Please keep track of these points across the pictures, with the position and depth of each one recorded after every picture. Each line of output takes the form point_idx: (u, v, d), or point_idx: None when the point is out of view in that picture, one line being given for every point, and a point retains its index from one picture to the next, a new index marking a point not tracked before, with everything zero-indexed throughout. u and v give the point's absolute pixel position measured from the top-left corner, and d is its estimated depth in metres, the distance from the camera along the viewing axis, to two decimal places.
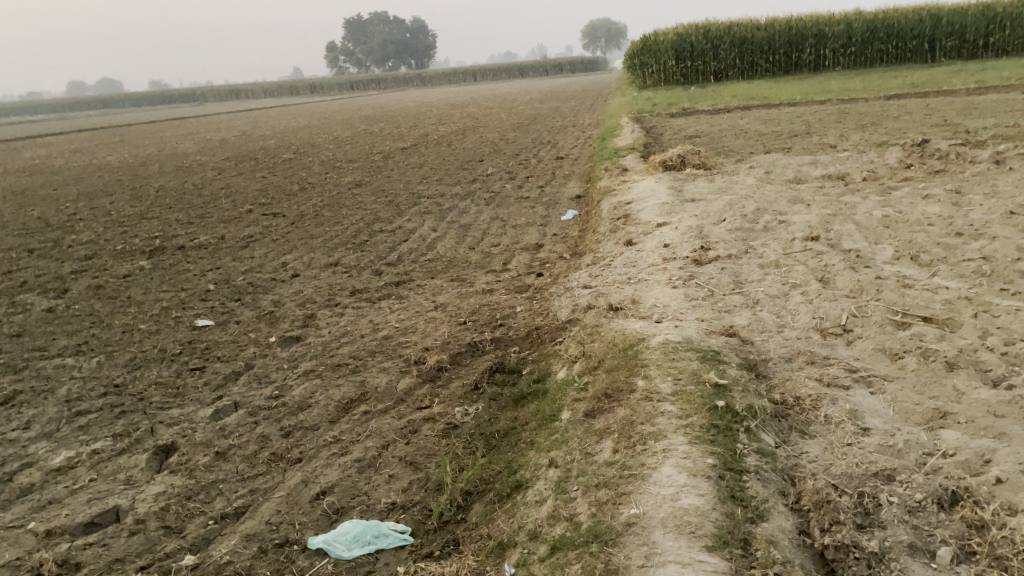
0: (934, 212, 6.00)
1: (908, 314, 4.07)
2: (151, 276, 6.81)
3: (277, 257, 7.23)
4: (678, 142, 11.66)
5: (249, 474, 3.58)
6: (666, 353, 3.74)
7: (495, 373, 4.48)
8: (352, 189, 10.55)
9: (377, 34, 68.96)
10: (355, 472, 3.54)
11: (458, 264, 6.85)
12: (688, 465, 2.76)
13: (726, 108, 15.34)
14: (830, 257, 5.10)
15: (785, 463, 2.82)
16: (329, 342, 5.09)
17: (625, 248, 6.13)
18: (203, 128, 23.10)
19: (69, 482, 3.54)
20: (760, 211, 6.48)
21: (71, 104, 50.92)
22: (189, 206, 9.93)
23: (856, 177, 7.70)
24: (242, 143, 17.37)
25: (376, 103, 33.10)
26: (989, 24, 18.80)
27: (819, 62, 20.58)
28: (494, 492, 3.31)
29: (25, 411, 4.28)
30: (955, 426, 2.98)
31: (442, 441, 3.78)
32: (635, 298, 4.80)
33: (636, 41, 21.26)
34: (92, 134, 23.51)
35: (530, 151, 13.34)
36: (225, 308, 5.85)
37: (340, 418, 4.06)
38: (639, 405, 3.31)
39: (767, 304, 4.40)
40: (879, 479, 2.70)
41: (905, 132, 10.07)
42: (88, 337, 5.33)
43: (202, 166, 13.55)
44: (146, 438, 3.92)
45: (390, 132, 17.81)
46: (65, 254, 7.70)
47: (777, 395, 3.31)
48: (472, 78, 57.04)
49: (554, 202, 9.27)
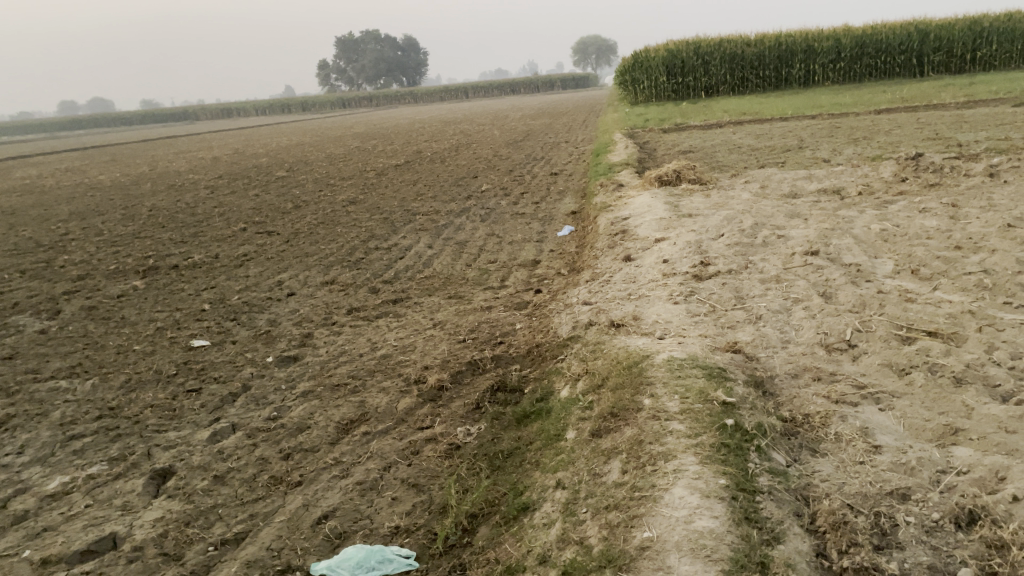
0: (932, 225, 6.00)
1: (913, 328, 4.04)
2: (146, 296, 6.75)
3: (272, 276, 7.18)
4: (671, 157, 11.70)
5: (249, 499, 3.51)
6: (671, 370, 3.70)
7: (497, 392, 4.42)
8: (347, 206, 10.54)
9: (369, 53, 69.32)
10: (358, 495, 3.47)
11: (455, 281, 6.82)
12: (700, 486, 2.71)
13: (718, 123, 15.41)
14: (831, 272, 5.08)
15: (798, 482, 2.78)
16: (327, 361, 5.02)
17: (624, 264, 6.10)
18: (194, 147, 23.01)
19: (64, 509, 3.47)
20: (757, 225, 6.48)
21: (59, 123, 50.72)
22: (182, 225, 9.87)
23: (852, 191, 7.71)
24: (235, 162, 17.35)
25: (369, 120, 33.23)
26: (976, 39, 19.06)
27: (809, 78, 20.73)
28: (500, 514, 3.24)
29: (19, 435, 4.20)
30: (967, 443, 2.94)
31: (444, 462, 3.72)
32: (636, 314, 4.77)
33: (626, 58, 21.37)
34: (83, 153, 23.43)
35: (524, 167, 13.34)
36: (220, 328, 5.80)
37: (340, 439, 4.00)
38: (646, 425, 3.26)
39: (770, 320, 4.36)
40: (895, 498, 2.66)
41: (898, 147, 10.11)
42: (82, 358, 5.26)
43: (194, 185, 13.50)
44: (142, 462, 3.85)
45: (383, 149, 17.83)
46: (57, 275, 7.61)
47: (784, 412, 3.28)
48: (464, 95, 57.31)
49: (550, 217, 9.27)
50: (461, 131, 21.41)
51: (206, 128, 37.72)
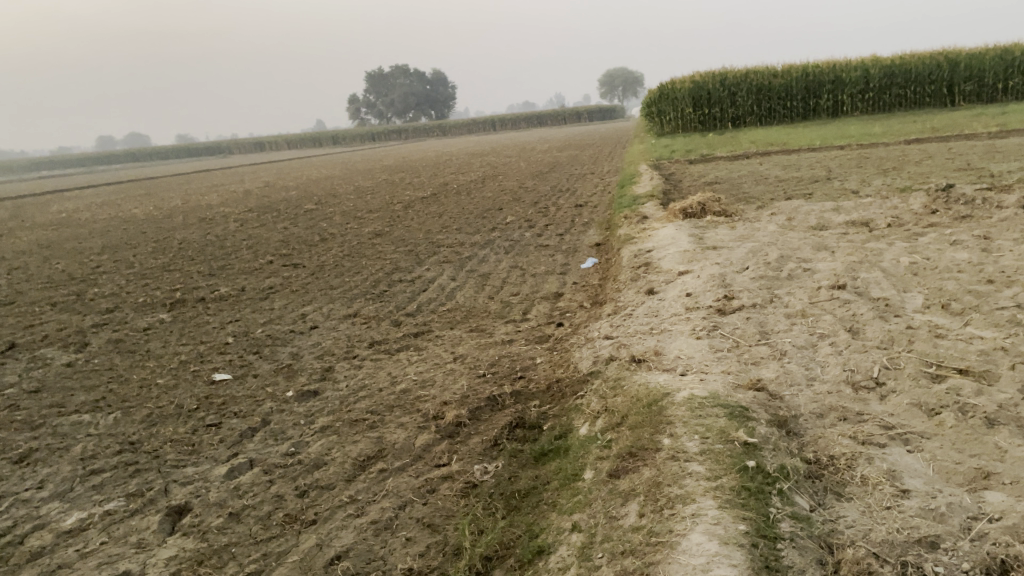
0: (963, 259, 5.86)
1: (943, 366, 3.92)
2: (171, 329, 6.80)
3: (297, 309, 7.21)
4: (697, 188, 11.62)
5: (263, 537, 3.47)
6: (692, 409, 3.61)
7: (515, 429, 4.36)
8: (373, 239, 10.61)
9: (399, 88, 70.41)
10: (372, 535, 3.42)
11: (477, 313, 6.80)
12: (719, 532, 2.62)
13: (746, 154, 15.31)
14: (858, 306, 4.97)
15: (822, 529, 2.68)
16: (347, 396, 5.00)
17: (647, 297, 6.03)
18: (225, 180, 23.37)
19: (79, 545, 3.46)
20: (783, 258, 6.37)
21: (95, 158, 51.97)
22: (211, 258, 9.98)
23: (881, 224, 7.58)
24: (265, 194, 17.59)
25: (397, 152, 33.56)
26: (1008, 68, 18.87)
27: (837, 108, 20.66)
28: (515, 557, 3.17)
29: (39, 469, 4.21)
30: (999, 488, 2.83)
31: (460, 501, 3.66)
32: (658, 350, 4.69)
33: (653, 89, 21.45)
34: (119, 187, 23.92)
35: (549, 199, 13.34)
36: (243, 361, 5.82)
37: (356, 476, 3.96)
38: (665, 466, 3.19)
39: (795, 357, 4.26)
40: (923, 546, 2.55)
41: (929, 177, 9.95)
42: (106, 392, 5.29)
43: (224, 218, 13.68)
44: (159, 498, 3.84)
45: (411, 182, 17.96)
46: (87, 308, 7.71)
47: (809, 454, 3.19)
48: (492, 128, 57.86)
49: (574, 250, 9.23)
50: (488, 163, 21.52)
51: (237, 162, 38.34)
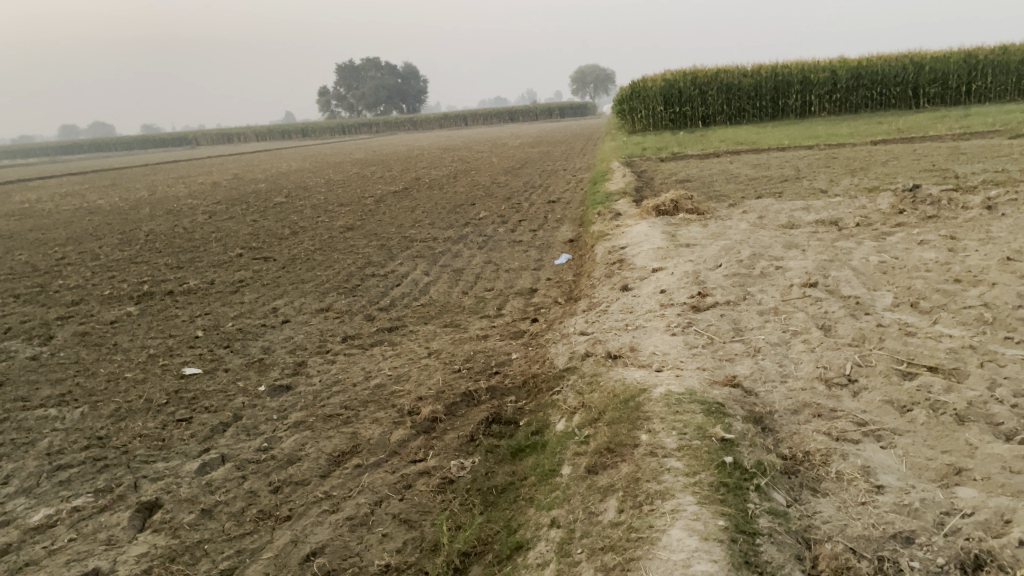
0: (930, 258, 5.97)
1: (913, 363, 3.99)
2: (138, 322, 6.67)
3: (267, 302, 7.12)
4: (669, 186, 11.68)
5: (236, 534, 3.43)
6: (669, 405, 3.63)
7: (491, 424, 4.35)
8: (345, 232, 10.52)
9: (370, 80, 69.92)
10: (348, 531, 3.39)
11: (452, 309, 6.76)
12: (698, 527, 2.64)
13: (716, 153, 15.43)
14: (830, 304, 5.03)
15: (799, 524, 2.71)
16: (320, 392, 4.94)
17: (622, 293, 6.05)
18: (191, 172, 22.98)
19: (46, 543, 3.38)
20: (755, 256, 6.42)
21: (57, 147, 50.87)
22: (179, 250, 9.82)
23: (850, 222, 7.69)
24: (234, 187, 17.34)
25: (370, 146, 33.31)
26: (971, 72, 19.24)
27: (806, 108, 20.89)
28: (493, 553, 3.17)
29: (3, 465, 4.12)
30: (970, 484, 2.89)
31: (437, 497, 3.64)
32: (633, 346, 4.71)
33: (624, 87, 21.48)
34: (82, 178, 23.40)
35: (522, 195, 13.33)
36: (213, 355, 5.72)
37: (331, 472, 3.92)
38: (643, 461, 3.21)
39: (769, 354, 4.31)
40: (899, 542, 2.60)
41: (895, 178, 10.10)
42: (72, 386, 5.17)
43: (192, 210, 13.45)
44: (129, 494, 3.76)
45: (383, 176, 17.84)
46: (51, 301, 7.54)
47: (785, 450, 3.22)
48: (464, 123, 57.69)
49: (547, 246, 9.23)
50: (460, 158, 21.42)
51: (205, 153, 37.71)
